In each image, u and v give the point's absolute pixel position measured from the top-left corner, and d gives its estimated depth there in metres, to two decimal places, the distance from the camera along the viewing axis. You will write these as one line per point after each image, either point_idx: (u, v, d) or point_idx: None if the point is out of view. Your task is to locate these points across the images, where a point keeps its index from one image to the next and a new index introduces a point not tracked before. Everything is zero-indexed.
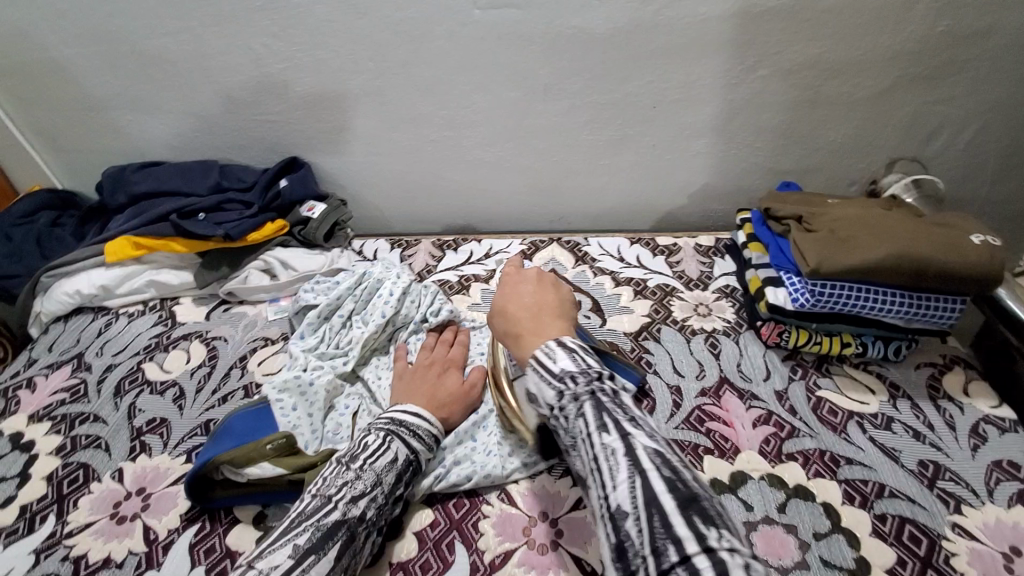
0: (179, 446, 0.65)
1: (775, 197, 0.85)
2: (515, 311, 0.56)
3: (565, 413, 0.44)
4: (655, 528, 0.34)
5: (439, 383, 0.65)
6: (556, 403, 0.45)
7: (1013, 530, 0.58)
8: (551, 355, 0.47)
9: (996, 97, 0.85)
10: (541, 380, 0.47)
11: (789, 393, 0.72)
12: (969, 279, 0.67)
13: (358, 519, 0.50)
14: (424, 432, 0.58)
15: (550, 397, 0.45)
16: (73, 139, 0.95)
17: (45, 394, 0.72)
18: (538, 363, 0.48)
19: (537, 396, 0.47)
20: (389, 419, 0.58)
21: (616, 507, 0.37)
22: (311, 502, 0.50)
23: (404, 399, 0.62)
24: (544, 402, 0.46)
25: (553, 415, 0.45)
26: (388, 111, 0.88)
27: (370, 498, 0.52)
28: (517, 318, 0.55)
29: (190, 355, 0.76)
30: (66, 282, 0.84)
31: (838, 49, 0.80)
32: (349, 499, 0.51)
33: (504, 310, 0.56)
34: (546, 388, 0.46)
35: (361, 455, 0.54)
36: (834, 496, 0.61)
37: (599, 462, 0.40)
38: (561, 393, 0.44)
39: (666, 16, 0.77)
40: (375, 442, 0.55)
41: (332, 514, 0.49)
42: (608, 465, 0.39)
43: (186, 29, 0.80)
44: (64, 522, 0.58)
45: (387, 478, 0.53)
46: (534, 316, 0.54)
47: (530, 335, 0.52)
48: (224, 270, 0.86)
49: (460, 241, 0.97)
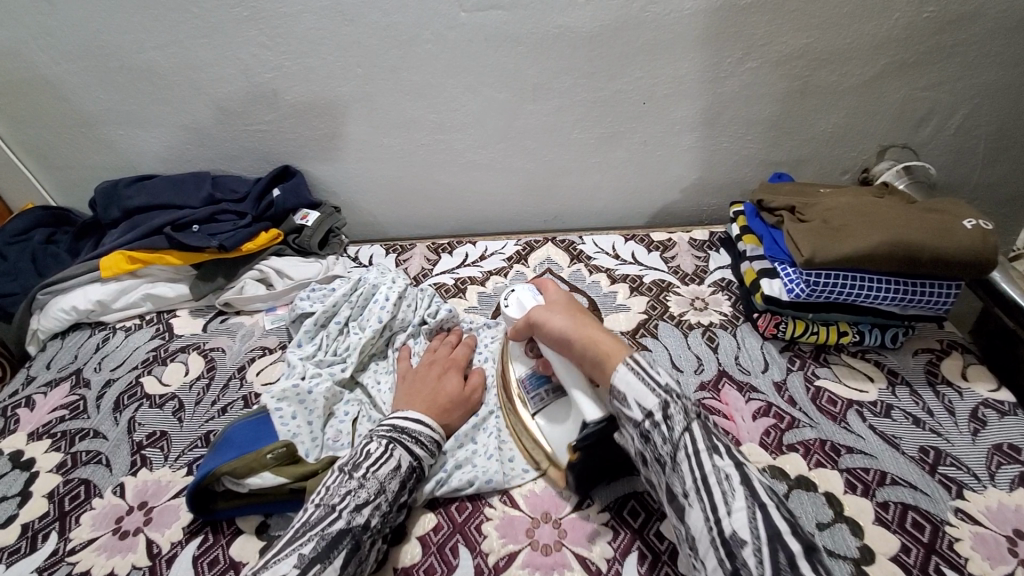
0: (180, 458, 0.65)
1: (767, 189, 0.85)
2: (585, 324, 0.57)
3: (667, 423, 0.48)
4: (781, 562, 0.40)
5: (440, 387, 0.65)
6: (658, 409, 0.48)
7: (1016, 513, 0.58)
8: (654, 367, 0.51)
9: (984, 81, 0.85)
10: (643, 385, 0.50)
11: (787, 383, 0.72)
12: (963, 263, 0.67)
13: (363, 528, 0.50)
14: (427, 439, 0.59)
15: (654, 404, 0.49)
16: (64, 156, 0.95)
17: (44, 411, 0.72)
18: (637, 368, 0.51)
19: (631, 396, 0.50)
20: (391, 426, 0.58)
21: (730, 533, 0.43)
22: (316, 511, 0.51)
23: (405, 405, 0.62)
24: (641, 407, 0.49)
25: (649, 423, 0.48)
26: (378, 116, 0.88)
27: (374, 506, 0.52)
28: (588, 330, 0.56)
29: (189, 367, 0.77)
30: (61, 299, 0.84)
31: (825, 39, 0.81)
32: (353, 508, 0.51)
33: (577, 316, 0.58)
34: (648, 393, 0.49)
35: (364, 464, 0.54)
36: (836, 486, 0.61)
37: (709, 482, 0.45)
38: (667, 404, 0.49)
39: (652, 12, 0.77)
40: (378, 450, 0.55)
41: (337, 523, 0.49)
42: (721, 488, 0.45)
43: (172, 42, 0.80)
44: (67, 539, 0.58)
45: (391, 486, 0.53)
46: (603, 330, 0.57)
47: (609, 342, 0.54)
48: (221, 279, 0.85)
49: (455, 244, 0.98)
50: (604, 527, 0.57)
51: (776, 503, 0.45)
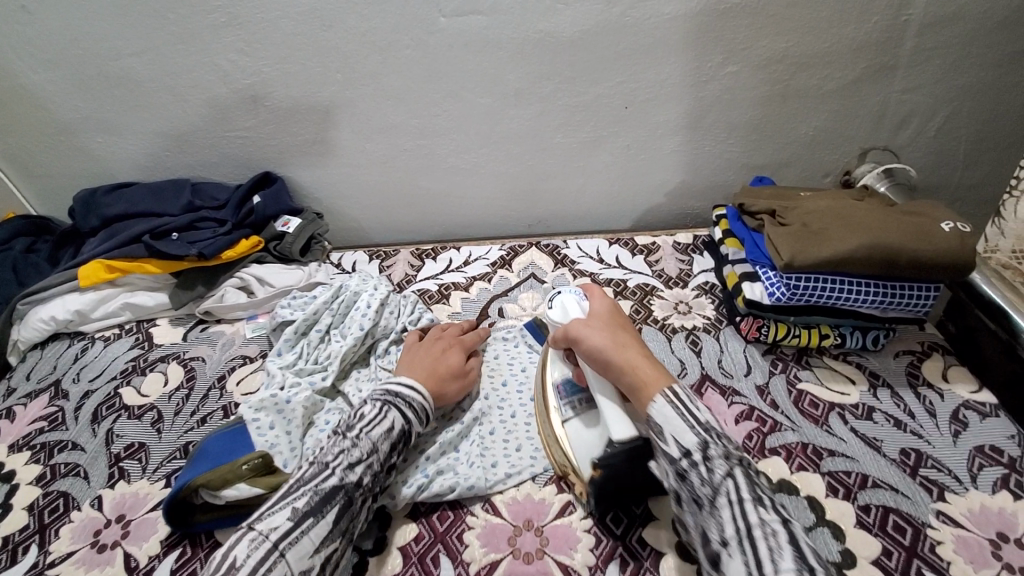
0: (158, 470, 0.65)
1: (748, 193, 0.85)
2: (626, 345, 0.57)
3: (707, 465, 0.48)
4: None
5: (442, 360, 0.66)
6: (698, 448, 0.49)
7: (997, 515, 0.58)
8: (693, 403, 0.52)
9: (963, 84, 0.86)
10: (681, 421, 0.50)
11: (769, 387, 0.72)
12: (942, 264, 0.67)
13: (355, 485, 0.52)
14: (419, 406, 0.60)
15: (693, 442, 0.49)
16: (43, 163, 0.94)
17: (23, 423, 0.71)
18: (677, 402, 0.51)
19: (669, 431, 0.50)
20: (385, 390, 0.60)
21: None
22: (310, 469, 0.53)
23: (405, 372, 0.64)
24: (679, 444, 0.49)
25: (687, 460, 0.49)
26: (361, 122, 0.87)
27: (366, 465, 0.54)
28: (631, 355, 0.55)
29: (169, 378, 0.76)
30: (40, 308, 0.83)
31: (804, 43, 0.81)
32: (346, 466, 0.53)
33: (618, 340, 0.57)
34: (686, 431, 0.50)
35: (357, 424, 0.56)
36: (818, 489, 0.61)
37: (753, 535, 0.44)
38: (707, 444, 0.49)
39: (632, 17, 0.77)
40: (372, 412, 0.57)
41: (330, 479, 0.51)
42: (766, 543, 0.43)
43: (150, 48, 0.80)
44: (46, 552, 0.57)
45: (383, 446, 0.55)
46: (645, 355, 0.56)
47: (648, 368, 0.55)
48: (201, 288, 0.85)
49: (438, 250, 0.97)
50: (586, 534, 0.57)
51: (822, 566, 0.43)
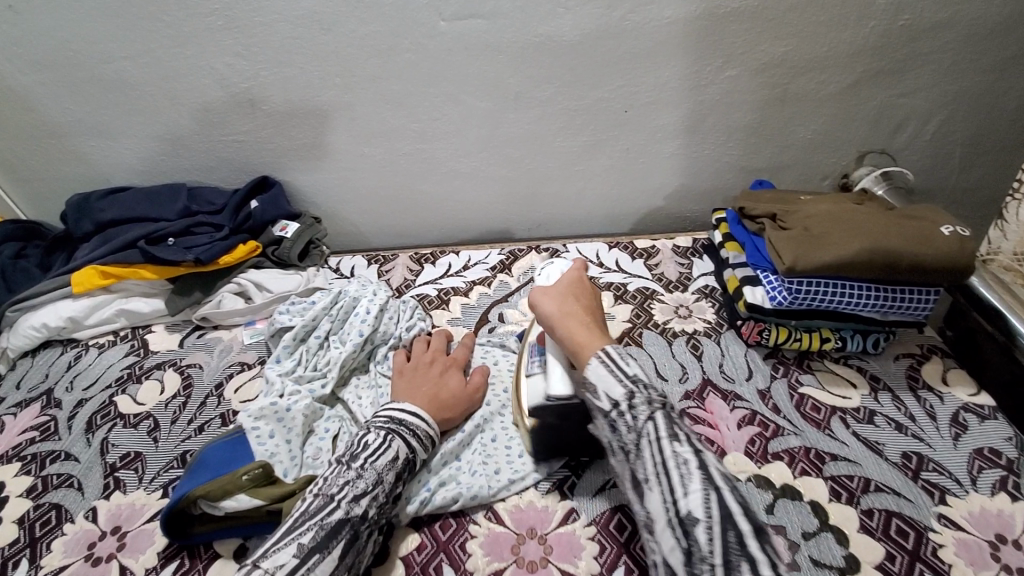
0: (155, 480, 0.64)
1: (749, 196, 0.85)
2: (572, 311, 0.60)
3: (631, 412, 0.50)
4: (730, 542, 0.41)
5: (442, 382, 0.66)
6: (624, 399, 0.50)
7: (999, 518, 0.58)
8: (623, 357, 0.53)
9: (959, 88, 0.86)
10: (611, 377, 0.52)
11: (772, 392, 0.72)
12: (943, 269, 0.67)
13: (361, 518, 0.51)
14: (423, 433, 0.59)
15: (620, 393, 0.51)
16: (35, 168, 0.93)
17: (13, 434, 0.70)
18: (608, 361, 0.53)
19: (600, 388, 0.52)
20: (388, 418, 0.59)
21: (685, 513, 0.44)
22: (314, 501, 0.51)
23: (405, 398, 0.63)
24: (609, 397, 0.51)
25: (615, 410, 0.51)
26: (359, 126, 0.87)
27: (371, 497, 0.53)
28: (572, 321, 0.58)
29: (164, 386, 0.75)
30: (31, 316, 0.81)
31: (802, 47, 0.81)
32: (351, 498, 0.52)
33: (563, 311, 0.60)
34: (615, 384, 0.51)
35: (361, 454, 0.55)
36: (821, 494, 0.61)
37: (670, 467, 0.46)
38: (633, 393, 0.50)
39: (632, 21, 0.77)
40: (376, 441, 0.56)
41: (336, 513, 0.50)
42: (679, 472, 0.46)
43: (145, 52, 0.79)
44: (38, 566, 0.56)
45: (388, 476, 0.54)
46: (590, 322, 0.59)
47: (589, 333, 0.57)
48: (197, 294, 0.84)
49: (438, 254, 0.97)
50: (590, 542, 0.57)
51: (733, 487, 0.45)
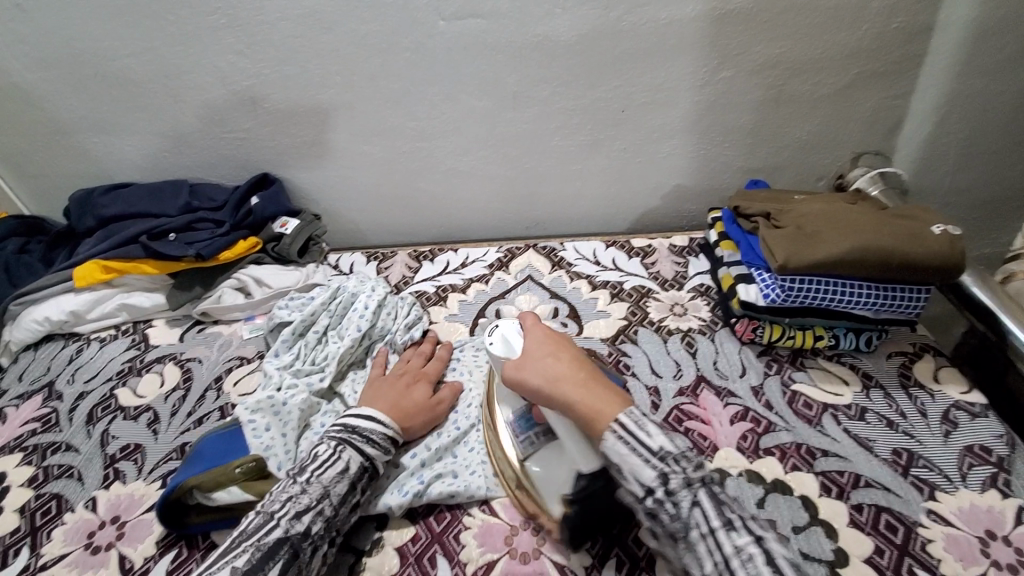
0: (154, 471, 0.65)
1: (743, 195, 0.86)
2: (559, 377, 0.54)
3: (673, 500, 0.44)
4: None
5: (407, 393, 0.66)
6: (659, 484, 0.45)
7: (987, 514, 0.59)
8: (644, 429, 0.47)
9: (954, 89, 0.87)
10: (636, 457, 0.46)
11: (764, 388, 0.73)
12: (933, 268, 0.68)
13: (303, 535, 0.50)
14: (381, 437, 0.59)
15: (654, 477, 0.45)
16: (40, 164, 0.94)
17: (15, 424, 0.71)
18: (626, 437, 0.47)
19: (626, 470, 0.46)
20: (343, 426, 0.59)
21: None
22: (255, 519, 0.51)
23: (368, 404, 0.63)
24: (641, 482, 0.45)
25: (651, 499, 0.45)
26: (360, 124, 0.88)
27: (316, 512, 0.52)
28: (565, 388, 0.52)
29: (165, 378, 0.76)
30: (33, 309, 0.83)
31: (797, 49, 0.82)
32: (293, 515, 0.51)
33: (552, 381, 0.54)
34: (645, 467, 0.46)
35: (310, 467, 0.55)
36: (811, 489, 0.62)
37: (732, 564, 0.41)
38: (667, 476, 0.45)
39: (629, 22, 0.78)
40: (326, 453, 0.56)
41: (274, 532, 0.50)
42: (746, 572, 0.41)
43: (148, 49, 0.80)
44: (39, 554, 0.57)
45: (336, 488, 0.54)
46: (589, 381, 0.53)
47: (595, 397, 0.51)
48: (198, 289, 0.85)
49: (436, 251, 0.98)
50: None
51: None
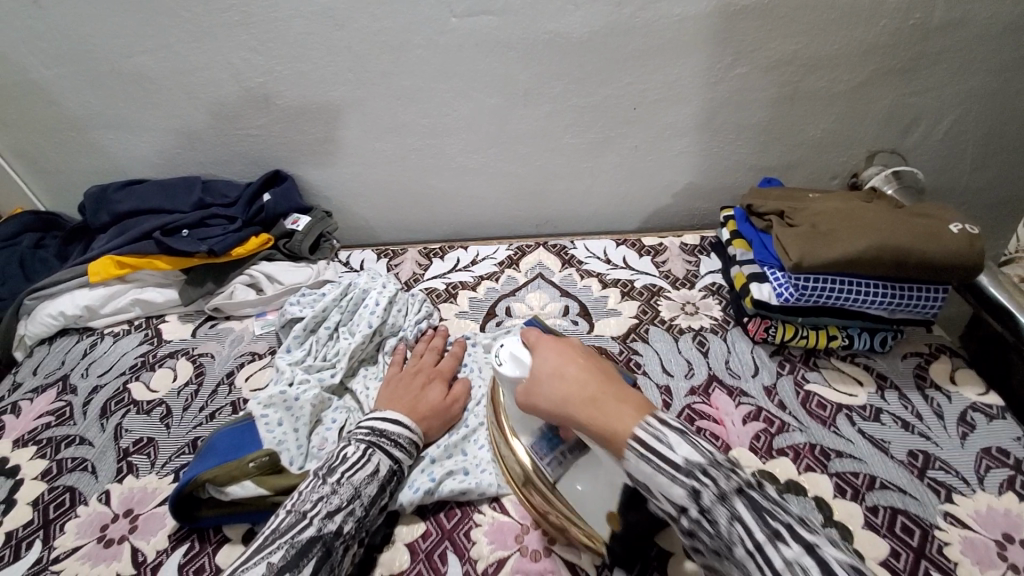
0: (167, 465, 0.65)
1: (757, 193, 0.85)
2: (570, 393, 0.46)
3: (709, 516, 0.38)
4: None
5: (421, 396, 0.65)
6: (692, 502, 0.39)
7: (1004, 516, 0.58)
8: (666, 440, 0.41)
9: (974, 87, 0.86)
10: (663, 476, 0.40)
11: (777, 388, 0.72)
12: (950, 266, 0.67)
13: (335, 534, 0.50)
14: (406, 441, 0.60)
15: (684, 496, 0.39)
16: (55, 161, 0.95)
17: (29, 418, 0.72)
18: (648, 454, 0.41)
19: (657, 490, 0.40)
20: (369, 429, 0.59)
21: None
22: (286, 518, 0.50)
23: (384, 406, 0.63)
24: (672, 501, 0.40)
25: (686, 519, 0.39)
26: (371, 121, 0.88)
27: (347, 512, 0.52)
28: (578, 405, 0.45)
29: (177, 374, 0.76)
30: (48, 304, 0.83)
31: (813, 45, 0.81)
32: (325, 515, 0.51)
33: (563, 397, 0.46)
34: (674, 485, 0.40)
35: (339, 469, 0.54)
36: (825, 490, 0.61)
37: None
38: (698, 491, 0.39)
39: (642, 18, 0.77)
40: (355, 455, 0.56)
41: (307, 531, 0.49)
42: None
43: (162, 46, 0.80)
44: (51, 547, 0.58)
45: (366, 490, 0.54)
46: (605, 394, 0.45)
47: (610, 412, 0.44)
48: (210, 284, 0.86)
49: (446, 249, 0.97)
50: None
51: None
